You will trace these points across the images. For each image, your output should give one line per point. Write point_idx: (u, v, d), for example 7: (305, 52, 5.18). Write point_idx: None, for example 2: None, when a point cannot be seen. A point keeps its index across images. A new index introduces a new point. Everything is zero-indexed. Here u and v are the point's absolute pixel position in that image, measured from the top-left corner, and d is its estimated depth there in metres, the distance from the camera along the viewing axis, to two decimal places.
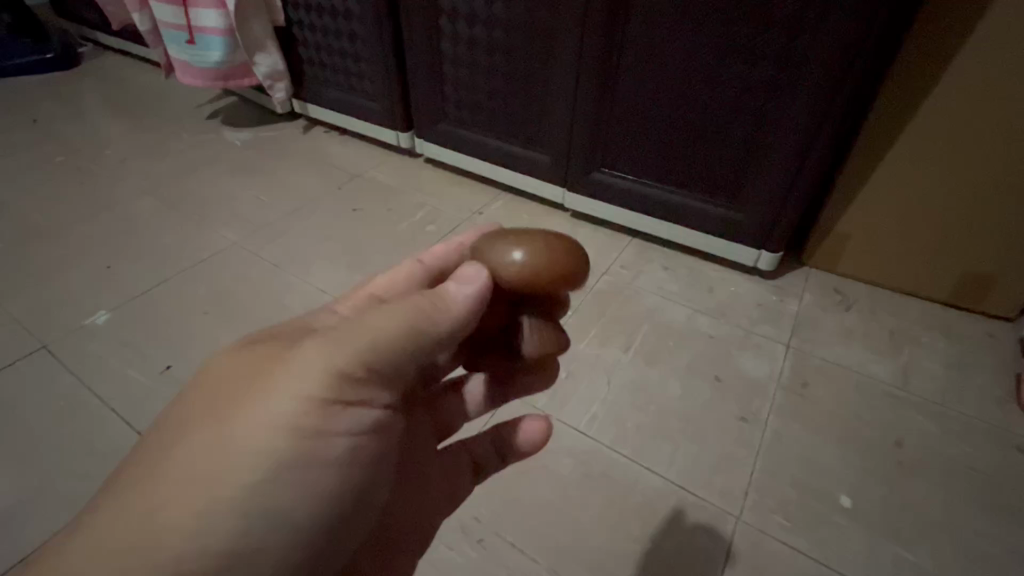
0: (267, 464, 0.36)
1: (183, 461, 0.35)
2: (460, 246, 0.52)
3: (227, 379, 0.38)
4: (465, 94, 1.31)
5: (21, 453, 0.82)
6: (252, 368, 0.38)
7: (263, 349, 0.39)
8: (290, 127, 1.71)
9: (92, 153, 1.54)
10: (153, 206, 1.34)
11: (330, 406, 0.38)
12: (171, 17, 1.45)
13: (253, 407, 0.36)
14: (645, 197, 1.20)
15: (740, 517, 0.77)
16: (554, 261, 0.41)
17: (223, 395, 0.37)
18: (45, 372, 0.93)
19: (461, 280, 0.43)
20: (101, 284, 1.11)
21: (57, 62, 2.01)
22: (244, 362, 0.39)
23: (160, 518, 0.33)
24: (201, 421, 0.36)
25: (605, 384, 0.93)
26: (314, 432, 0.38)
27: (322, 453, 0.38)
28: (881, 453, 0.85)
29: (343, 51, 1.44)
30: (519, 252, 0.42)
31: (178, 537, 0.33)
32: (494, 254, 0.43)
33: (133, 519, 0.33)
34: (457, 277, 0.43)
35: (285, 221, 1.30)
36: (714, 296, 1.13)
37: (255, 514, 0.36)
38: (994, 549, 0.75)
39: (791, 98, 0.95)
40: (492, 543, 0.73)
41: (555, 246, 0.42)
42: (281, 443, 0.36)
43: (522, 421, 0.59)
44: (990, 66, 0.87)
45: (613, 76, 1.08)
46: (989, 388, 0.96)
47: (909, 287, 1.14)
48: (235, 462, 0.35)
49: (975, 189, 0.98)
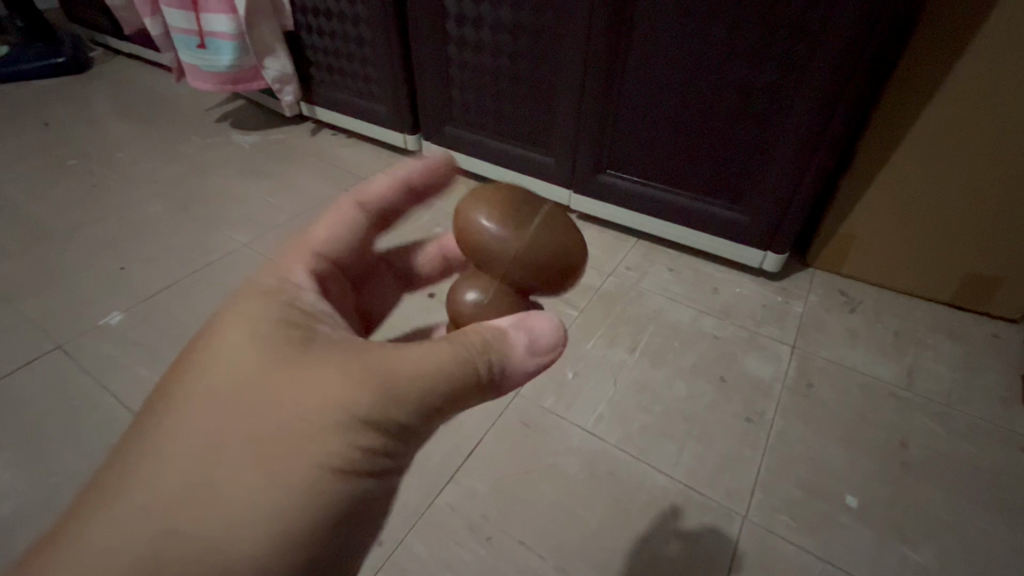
0: (290, 499, 0.35)
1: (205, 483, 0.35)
2: (398, 180, 0.55)
3: (250, 400, 0.37)
4: (472, 97, 1.33)
5: (39, 450, 0.84)
6: (274, 379, 0.38)
7: (287, 369, 0.38)
8: (298, 130, 1.73)
9: (104, 156, 1.57)
10: (164, 208, 1.36)
11: (359, 436, 0.37)
12: (181, 22, 1.47)
13: (274, 431, 0.36)
14: (652, 199, 1.21)
15: (745, 516, 0.77)
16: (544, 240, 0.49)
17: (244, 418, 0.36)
18: (61, 372, 0.95)
19: (535, 335, 0.46)
20: (114, 285, 1.13)
21: (67, 66, 2.04)
22: (264, 375, 0.38)
23: (181, 538, 0.33)
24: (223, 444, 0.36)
25: (611, 384, 0.94)
26: (337, 464, 0.36)
27: (344, 491, 0.37)
28: (885, 453, 0.86)
29: (351, 55, 1.46)
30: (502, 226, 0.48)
31: (201, 556, 0.33)
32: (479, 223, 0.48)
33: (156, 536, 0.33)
34: (533, 334, 0.46)
35: (293, 223, 1.32)
36: (719, 297, 1.14)
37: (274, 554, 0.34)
38: (1000, 549, 0.76)
39: (798, 100, 0.96)
40: (500, 541, 0.74)
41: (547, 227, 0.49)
42: (302, 475, 0.35)
43: None
44: (996, 69, 0.87)
45: (620, 79, 1.09)
46: (994, 389, 0.97)
47: (913, 288, 1.14)
48: (256, 492, 0.34)
49: (980, 190, 0.99)
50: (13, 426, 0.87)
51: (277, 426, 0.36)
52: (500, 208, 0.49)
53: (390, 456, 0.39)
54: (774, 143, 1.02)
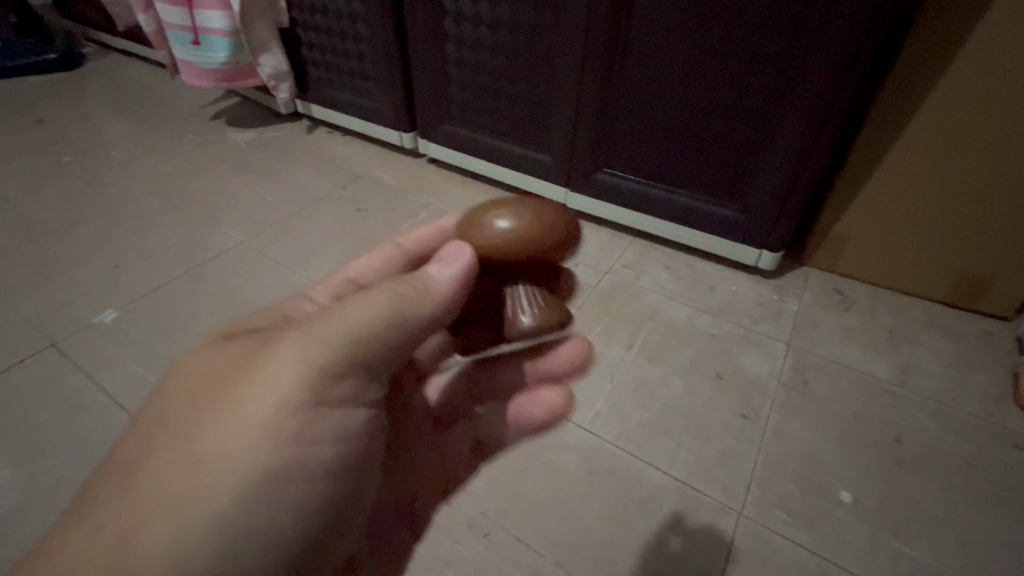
0: (253, 472, 0.37)
1: (168, 467, 0.36)
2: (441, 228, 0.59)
3: (207, 381, 0.38)
4: (469, 95, 1.33)
5: (34, 449, 0.83)
6: (228, 368, 0.38)
7: (238, 348, 0.39)
8: (293, 128, 1.72)
9: (98, 153, 1.55)
10: (159, 206, 1.35)
11: (310, 403, 0.39)
12: (176, 18, 1.46)
13: (233, 410, 0.37)
14: (648, 198, 1.22)
15: (742, 512, 0.78)
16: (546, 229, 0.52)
17: (203, 400, 0.37)
18: (54, 370, 0.94)
19: (444, 261, 0.47)
20: (109, 283, 1.12)
21: (60, 62, 2.03)
22: (219, 363, 0.39)
23: (152, 524, 0.34)
24: (182, 428, 0.37)
25: (608, 382, 0.94)
26: (298, 433, 0.38)
27: (308, 456, 0.39)
28: (880, 449, 0.86)
29: (347, 52, 1.45)
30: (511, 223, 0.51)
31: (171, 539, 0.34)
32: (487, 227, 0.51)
33: (126, 523, 0.34)
34: (441, 260, 0.48)
35: (290, 221, 1.31)
36: (716, 295, 1.15)
37: (243, 520, 0.37)
38: (993, 544, 0.76)
39: (792, 100, 0.96)
40: (498, 538, 0.75)
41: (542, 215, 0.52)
42: (264, 450, 0.37)
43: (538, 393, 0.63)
44: (989, 69, 0.88)
45: (617, 78, 1.09)
46: (987, 386, 0.98)
47: (907, 286, 1.15)
48: (220, 470, 0.36)
49: (973, 190, 1.00)
50: (7, 424, 0.86)
51: (236, 415, 0.36)
52: (506, 210, 0.52)
53: (345, 423, 0.41)
54: (768, 142, 1.03)
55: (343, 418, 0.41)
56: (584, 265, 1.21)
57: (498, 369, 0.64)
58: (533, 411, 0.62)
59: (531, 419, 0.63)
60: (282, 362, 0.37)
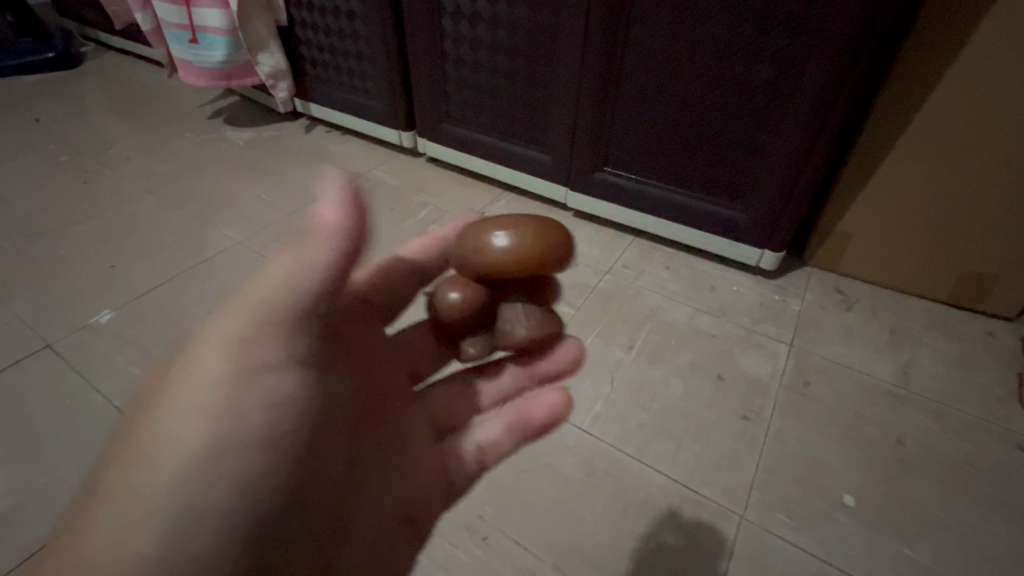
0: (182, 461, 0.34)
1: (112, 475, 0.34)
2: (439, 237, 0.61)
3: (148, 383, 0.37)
4: (468, 94, 1.32)
5: (28, 451, 0.82)
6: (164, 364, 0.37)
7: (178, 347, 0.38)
8: (292, 127, 1.72)
9: (95, 152, 1.55)
10: (157, 205, 1.34)
11: (229, 373, 0.36)
12: (174, 17, 1.45)
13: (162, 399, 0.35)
14: (648, 197, 1.21)
15: (743, 515, 0.77)
16: (533, 247, 0.53)
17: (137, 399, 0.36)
18: (50, 371, 0.93)
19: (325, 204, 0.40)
20: (105, 283, 1.11)
21: (59, 62, 2.02)
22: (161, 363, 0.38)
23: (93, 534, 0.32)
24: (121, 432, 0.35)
25: (608, 383, 0.93)
26: (228, 410, 0.36)
27: (242, 435, 0.36)
28: (882, 451, 0.85)
29: (345, 51, 1.44)
30: (504, 240, 0.54)
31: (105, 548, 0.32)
32: (484, 241, 0.54)
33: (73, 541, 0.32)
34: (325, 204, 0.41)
35: (288, 221, 1.30)
36: (716, 295, 1.14)
37: (180, 519, 0.33)
38: (997, 547, 0.75)
39: (794, 97, 0.95)
40: (497, 541, 0.74)
41: (533, 232, 0.54)
42: (193, 433, 0.34)
43: (540, 396, 0.60)
44: (991, 68, 0.87)
45: (616, 76, 1.08)
46: (990, 387, 0.97)
47: (910, 286, 1.14)
48: (150, 462, 0.33)
49: (976, 189, 0.99)
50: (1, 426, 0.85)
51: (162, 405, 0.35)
52: (503, 226, 0.55)
53: (280, 395, 0.38)
54: (769, 140, 1.02)
55: (278, 384, 0.38)
56: (584, 265, 1.20)
57: (495, 376, 0.63)
58: (538, 409, 0.59)
59: (535, 419, 0.58)
60: (219, 331, 0.36)
